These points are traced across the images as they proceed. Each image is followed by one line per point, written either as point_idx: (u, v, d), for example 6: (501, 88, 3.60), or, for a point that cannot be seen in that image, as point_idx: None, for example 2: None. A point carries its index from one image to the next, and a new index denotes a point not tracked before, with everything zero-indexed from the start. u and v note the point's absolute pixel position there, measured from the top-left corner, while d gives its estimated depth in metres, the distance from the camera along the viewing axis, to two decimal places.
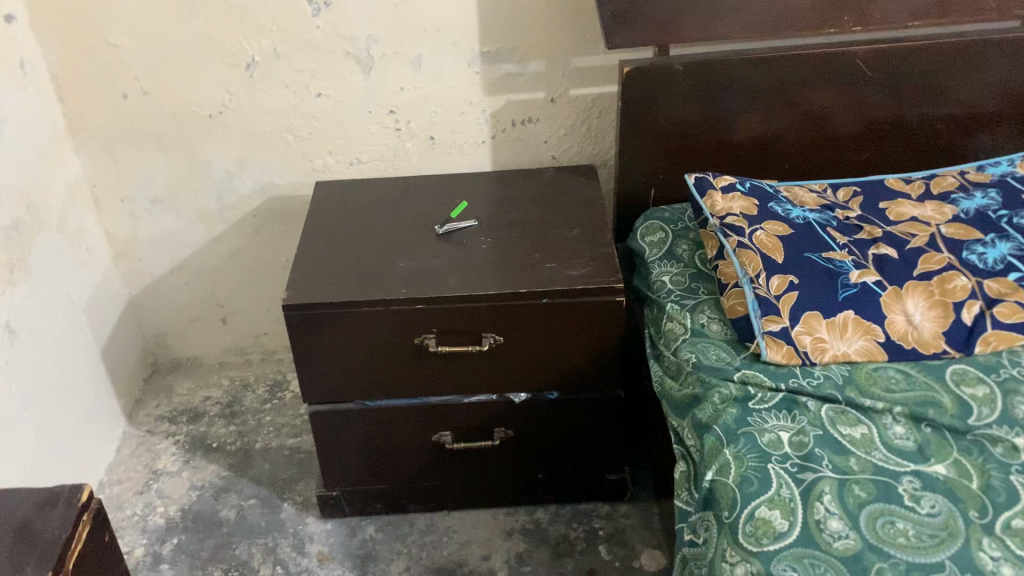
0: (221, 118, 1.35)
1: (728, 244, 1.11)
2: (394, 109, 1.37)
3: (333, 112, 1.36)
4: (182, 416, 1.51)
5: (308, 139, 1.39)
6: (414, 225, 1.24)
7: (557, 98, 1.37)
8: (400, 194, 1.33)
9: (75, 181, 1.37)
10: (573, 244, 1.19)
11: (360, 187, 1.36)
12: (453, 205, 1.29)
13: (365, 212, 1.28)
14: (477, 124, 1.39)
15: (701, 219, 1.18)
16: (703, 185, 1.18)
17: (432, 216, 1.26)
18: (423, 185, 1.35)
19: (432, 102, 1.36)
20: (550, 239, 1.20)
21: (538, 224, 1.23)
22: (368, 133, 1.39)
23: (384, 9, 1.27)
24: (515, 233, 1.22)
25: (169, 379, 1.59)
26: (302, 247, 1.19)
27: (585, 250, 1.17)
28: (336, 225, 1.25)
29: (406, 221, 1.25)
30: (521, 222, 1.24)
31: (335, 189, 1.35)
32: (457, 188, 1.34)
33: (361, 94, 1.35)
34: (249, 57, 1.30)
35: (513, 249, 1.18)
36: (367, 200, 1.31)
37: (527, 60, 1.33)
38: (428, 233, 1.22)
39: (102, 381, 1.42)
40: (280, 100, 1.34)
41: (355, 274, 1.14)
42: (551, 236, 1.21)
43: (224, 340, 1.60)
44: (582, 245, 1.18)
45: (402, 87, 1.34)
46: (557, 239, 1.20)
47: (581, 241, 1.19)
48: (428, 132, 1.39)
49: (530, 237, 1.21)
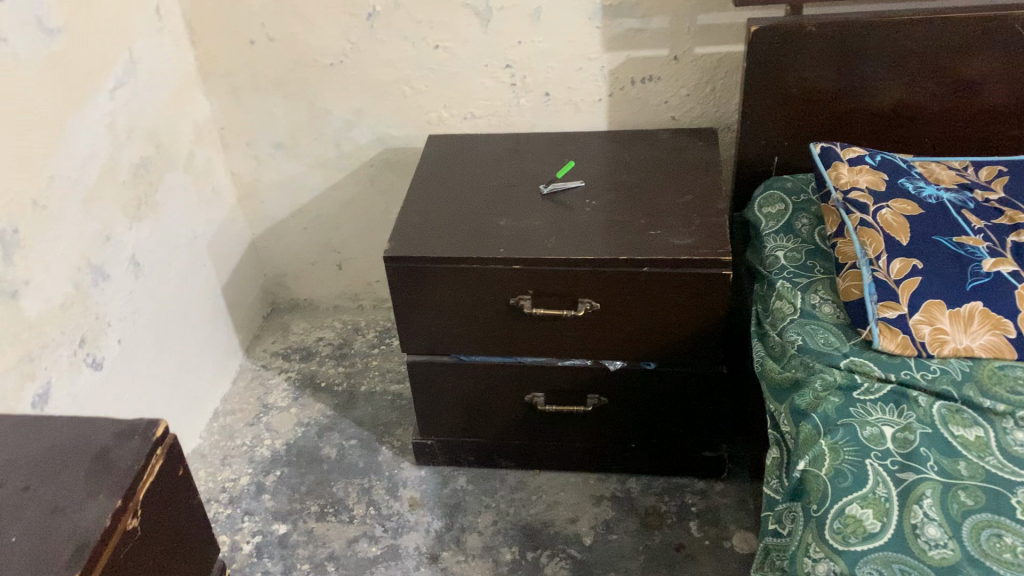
0: (341, 67, 1.38)
1: (849, 222, 1.04)
2: (510, 63, 1.35)
3: (449, 64, 1.36)
4: (294, 354, 1.57)
5: (424, 91, 1.39)
6: (521, 183, 1.23)
7: (680, 56, 1.31)
8: (511, 150, 1.32)
9: (205, 123, 1.43)
10: (681, 210, 1.14)
11: (473, 142, 1.35)
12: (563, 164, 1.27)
13: (474, 169, 1.27)
14: (595, 81, 1.35)
15: (823, 194, 1.11)
16: (828, 157, 1.11)
17: (540, 174, 1.24)
18: (535, 142, 1.33)
19: (550, 56, 1.33)
20: (658, 203, 1.16)
21: (648, 187, 1.19)
22: (483, 87, 1.38)
23: None
24: (623, 196, 1.18)
25: (285, 318, 1.65)
26: (409, 199, 1.20)
27: (694, 218, 1.12)
28: (444, 180, 1.25)
29: (514, 179, 1.24)
30: (630, 185, 1.20)
31: (448, 143, 1.35)
32: (569, 147, 1.31)
33: (478, 47, 1.34)
34: (370, 6, 1.31)
35: (619, 213, 1.15)
36: (478, 156, 1.31)
37: (650, 16, 1.28)
38: (534, 193, 1.20)
39: (220, 315, 1.49)
40: (398, 51, 1.35)
41: (457, 229, 1.14)
42: (660, 201, 1.17)
43: (339, 284, 1.64)
44: (691, 212, 1.14)
45: (519, 40, 1.32)
46: (666, 204, 1.16)
47: (691, 206, 1.15)
48: (544, 89, 1.37)
49: (638, 201, 1.17)
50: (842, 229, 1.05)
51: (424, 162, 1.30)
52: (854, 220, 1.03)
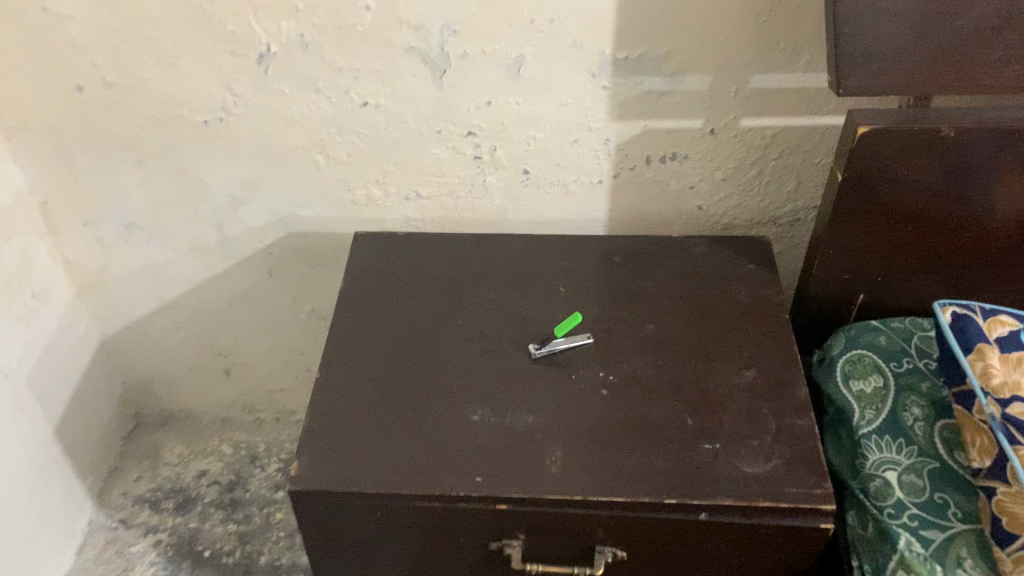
0: (221, 127, 0.93)
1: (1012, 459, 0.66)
2: (474, 129, 0.92)
3: (384, 129, 0.93)
4: (168, 502, 1.16)
5: (346, 163, 0.96)
6: (495, 335, 0.83)
7: (719, 129, 0.92)
8: (475, 266, 0.90)
9: (16, 201, 0.97)
10: (741, 398, 0.76)
11: (418, 249, 0.93)
12: (554, 297, 0.86)
13: (423, 305, 0.86)
14: (594, 158, 0.95)
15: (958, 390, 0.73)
16: (969, 333, 0.74)
17: (524, 318, 0.84)
18: (508, 250, 0.93)
19: (532, 124, 0.92)
20: (704, 380, 0.77)
21: (684, 347, 0.81)
22: (434, 160, 0.96)
23: None
24: (648, 364, 0.79)
25: (156, 438, 1.23)
26: (327, 368, 0.79)
27: (759, 416, 0.75)
28: (380, 327, 0.83)
29: (483, 328, 0.83)
30: (658, 343, 0.81)
31: (382, 249, 0.93)
32: (557, 262, 0.91)
33: (426, 107, 0.91)
34: (261, 45, 0.86)
35: (648, 402, 0.76)
36: (427, 277, 0.89)
37: (682, 74, 0.88)
38: (519, 357, 0.80)
39: (55, 465, 1.06)
40: (307, 109, 0.91)
41: (403, 433, 0.74)
42: (706, 375, 0.78)
43: (229, 394, 1.22)
44: (756, 403, 0.75)
45: (488, 101, 0.90)
46: (716, 381, 0.77)
47: (753, 391, 0.76)
48: (520, 164, 0.96)
49: (672, 374, 0.78)
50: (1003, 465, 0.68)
51: (347, 290, 0.88)
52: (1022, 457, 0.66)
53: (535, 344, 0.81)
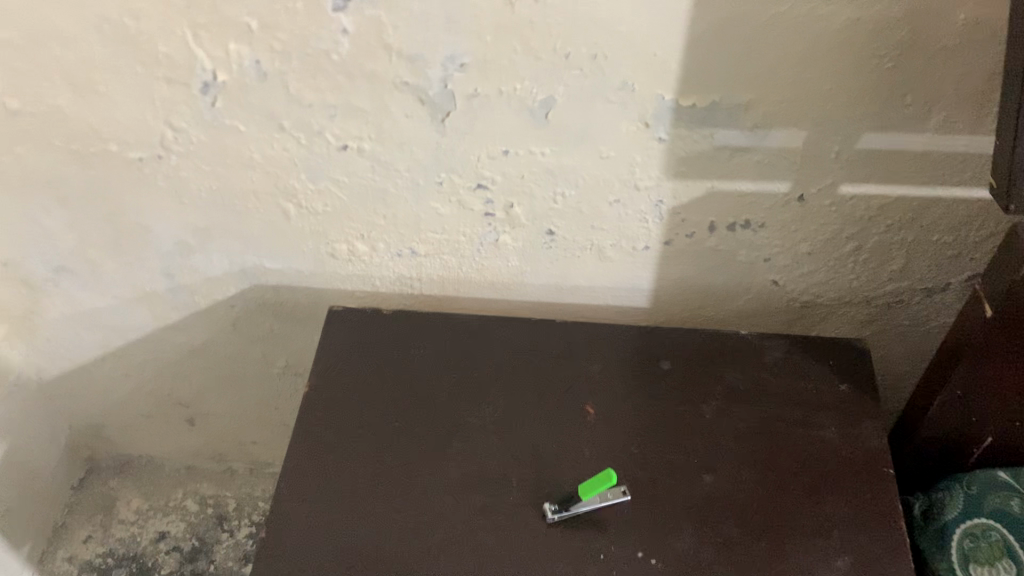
0: (161, 166, 0.72)
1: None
2: (485, 181, 0.71)
3: (369, 177, 0.71)
4: (121, 571, 1.00)
5: (321, 213, 0.75)
6: (500, 480, 0.63)
7: (811, 195, 0.69)
8: (479, 367, 0.70)
9: None
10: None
11: (407, 338, 0.72)
12: (579, 425, 0.66)
13: (409, 429, 0.66)
14: (641, 222, 0.72)
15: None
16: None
17: (539, 456, 0.64)
18: (523, 343, 0.72)
19: (561, 179, 0.70)
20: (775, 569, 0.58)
21: (750, 513, 0.61)
22: (433, 215, 0.74)
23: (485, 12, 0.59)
24: (702, 540, 0.59)
25: (111, 488, 1.06)
26: (277, 522, 0.61)
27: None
28: (352, 463, 0.64)
29: (484, 468, 0.63)
30: (717, 509, 0.61)
31: (362, 335, 0.72)
32: (586, 366, 0.70)
33: (423, 154, 0.69)
34: (205, 72, 0.65)
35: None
36: (416, 384, 0.69)
37: (767, 128, 0.65)
38: (529, 518, 0.61)
39: None
40: (268, 149, 0.70)
41: None
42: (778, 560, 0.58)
43: (194, 443, 1.04)
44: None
45: (505, 149, 0.68)
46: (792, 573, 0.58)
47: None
48: (544, 224, 0.74)
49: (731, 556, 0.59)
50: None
51: (311, 404, 0.68)
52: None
53: (554, 504, 0.61)
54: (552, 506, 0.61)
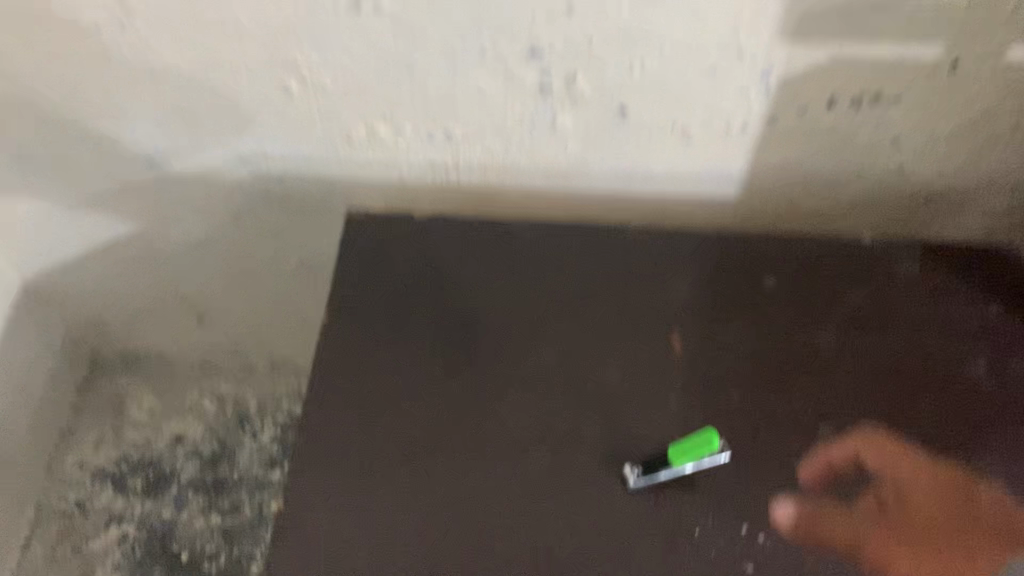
0: (126, 34, 0.56)
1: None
2: (542, 48, 0.55)
3: (390, 45, 0.55)
4: (137, 478, 0.92)
5: (333, 91, 0.59)
6: (565, 433, 0.52)
7: (968, 61, 0.53)
8: (540, 291, 0.58)
9: None
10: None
11: (450, 254, 0.60)
12: (662, 365, 0.54)
13: (460, 370, 0.55)
14: (740, 97, 0.57)
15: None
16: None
17: (615, 406, 0.53)
18: (592, 259, 0.59)
19: (640, 44, 0.54)
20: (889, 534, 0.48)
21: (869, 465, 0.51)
22: (473, 91, 0.58)
23: None
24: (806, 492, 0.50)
25: (120, 387, 0.96)
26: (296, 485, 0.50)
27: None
28: (390, 410, 0.53)
29: (546, 419, 0.52)
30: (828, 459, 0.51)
31: (392, 250, 0.60)
32: (671, 289, 0.57)
33: (459, 13, 0.53)
34: None
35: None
36: (466, 312, 0.57)
37: None
38: (603, 482, 0.50)
39: None
40: (260, 10, 0.54)
41: None
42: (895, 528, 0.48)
43: (206, 339, 0.93)
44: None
45: (569, 6, 0.52)
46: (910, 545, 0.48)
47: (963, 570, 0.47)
48: (614, 100, 0.58)
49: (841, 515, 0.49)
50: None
51: (337, 335, 0.56)
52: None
53: (638, 468, 0.50)
54: (635, 467, 0.50)
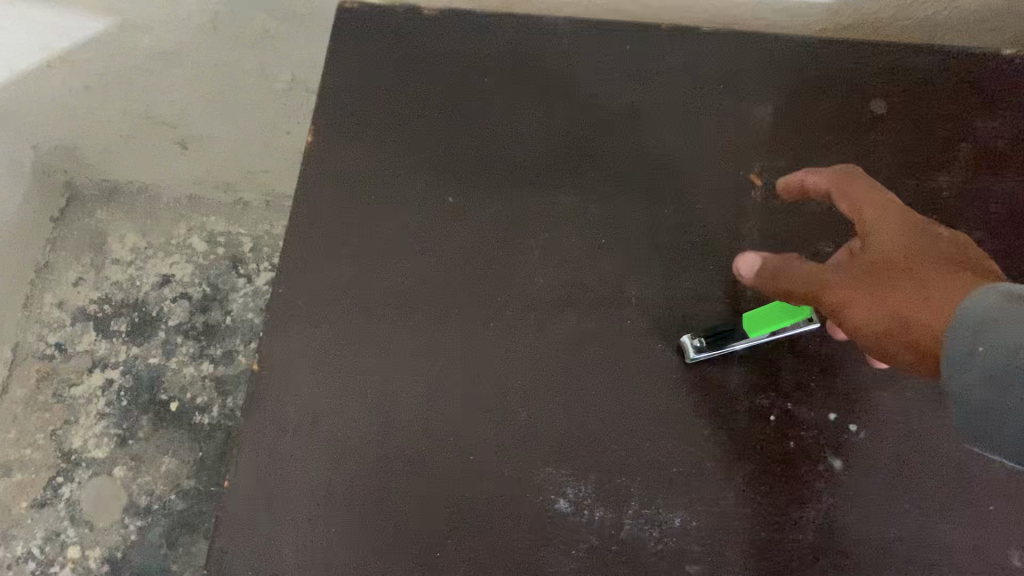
0: None
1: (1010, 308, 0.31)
2: None
3: None
4: (122, 320, 0.84)
5: None
6: (604, 297, 0.44)
7: None
8: (586, 115, 0.47)
9: None
10: (900, 309, 0.36)
11: (469, 62, 0.48)
12: (734, 208, 0.45)
13: (484, 209, 0.45)
14: None
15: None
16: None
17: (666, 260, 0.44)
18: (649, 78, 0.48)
19: None
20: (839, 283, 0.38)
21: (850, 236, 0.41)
22: None
23: None
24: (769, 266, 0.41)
25: (100, 221, 0.86)
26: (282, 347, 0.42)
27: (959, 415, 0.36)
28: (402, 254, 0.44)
29: (581, 281, 0.44)
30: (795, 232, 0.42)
31: (396, 55, 0.48)
32: (748, 117, 0.47)
33: None
34: None
35: (905, 519, 0.41)
36: (492, 137, 0.47)
37: None
38: (645, 354, 0.43)
39: None
40: None
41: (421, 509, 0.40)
42: (850, 275, 0.38)
43: (192, 169, 0.82)
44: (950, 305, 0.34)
45: None
46: (865, 289, 0.37)
47: (935, 289, 0.35)
48: None
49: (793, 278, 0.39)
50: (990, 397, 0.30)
51: (329, 159, 0.46)
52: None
53: (699, 341, 0.42)
54: (697, 340, 0.42)
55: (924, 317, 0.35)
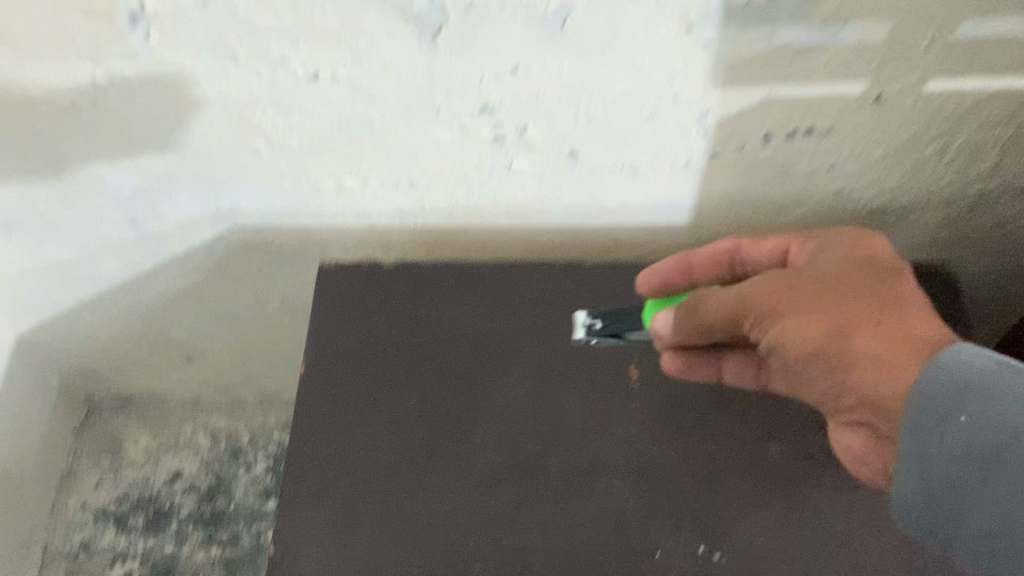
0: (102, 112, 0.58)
1: (986, 374, 0.44)
2: (491, 103, 0.58)
3: (351, 107, 0.58)
4: (138, 517, 0.95)
5: (299, 150, 0.62)
6: (525, 469, 0.58)
7: (890, 101, 0.58)
8: (502, 339, 0.64)
9: None
10: (842, 329, 0.49)
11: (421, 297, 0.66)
12: (615, 398, 0.62)
13: (429, 411, 0.61)
14: (682, 139, 0.61)
15: (962, 528, 0.44)
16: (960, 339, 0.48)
17: (567, 438, 0.60)
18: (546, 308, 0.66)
19: (587, 98, 0.58)
20: (782, 304, 0.51)
21: (732, 262, 0.60)
22: (433, 144, 0.62)
23: None
24: (672, 325, 0.57)
25: (116, 428, 0.99)
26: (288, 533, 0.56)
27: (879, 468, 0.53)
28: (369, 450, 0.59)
29: (505, 460, 0.59)
30: (685, 263, 0.60)
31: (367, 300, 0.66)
32: None
33: (413, 77, 0.56)
34: (129, 2, 0.50)
35: None
36: (441, 354, 0.63)
37: (841, 23, 0.51)
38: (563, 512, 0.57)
39: None
40: (224, 86, 0.56)
41: None
42: (789, 296, 0.51)
43: (197, 377, 0.97)
44: (877, 331, 0.48)
45: (515, 66, 0.55)
46: (809, 308, 0.50)
47: (873, 320, 0.49)
48: (566, 144, 0.62)
49: (739, 301, 0.52)
50: (915, 423, 0.45)
51: (316, 387, 0.62)
52: (1003, 399, 0.43)
53: (598, 324, 0.64)
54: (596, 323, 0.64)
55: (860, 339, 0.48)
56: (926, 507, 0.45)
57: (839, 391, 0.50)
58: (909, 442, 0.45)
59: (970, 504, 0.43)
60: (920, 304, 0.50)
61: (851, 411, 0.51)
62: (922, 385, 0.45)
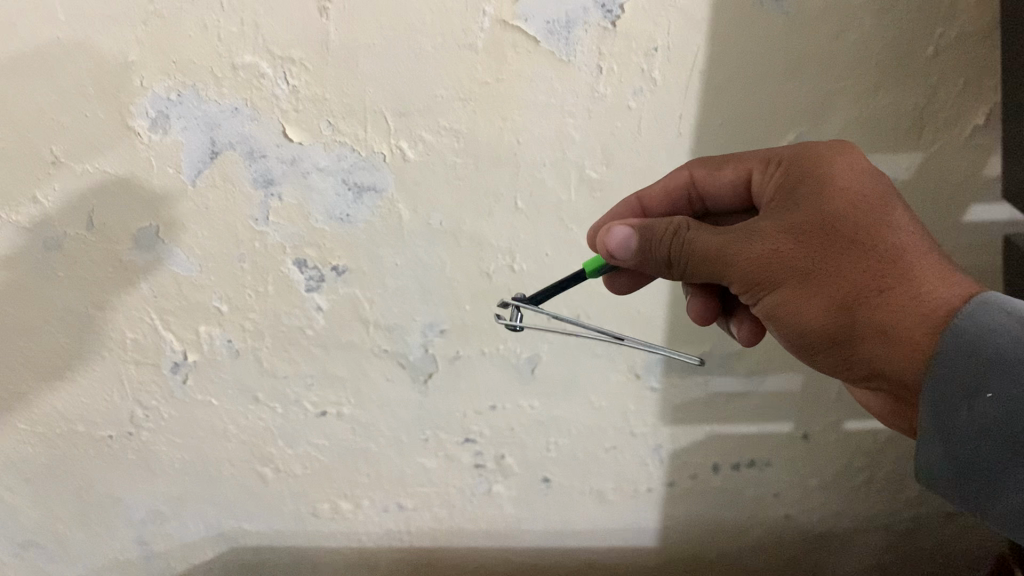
0: (130, 442, 0.66)
1: (1010, 333, 0.38)
2: (473, 434, 0.67)
3: (352, 439, 0.67)
4: None
5: (302, 475, 0.70)
6: None
7: (815, 433, 0.68)
8: None
9: None
10: (849, 302, 0.42)
11: None
12: None
13: None
14: (641, 465, 0.70)
15: (988, 505, 0.41)
16: (975, 291, 0.41)
17: None
18: None
19: (556, 431, 0.67)
20: (773, 275, 0.43)
21: (692, 196, 0.50)
22: (421, 471, 0.70)
23: (483, 291, 0.59)
24: (635, 247, 0.45)
25: None
26: None
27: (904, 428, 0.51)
28: None
29: None
30: (638, 210, 0.52)
31: None
32: None
33: (406, 414, 0.66)
34: (175, 353, 0.61)
35: None
36: None
37: (763, 372, 0.64)
38: None
39: None
40: (243, 420, 0.65)
41: None
42: (780, 264, 0.43)
43: None
44: (886, 304, 0.41)
45: (493, 404, 0.65)
46: (805, 280, 0.43)
47: (884, 283, 0.41)
48: (540, 470, 0.70)
49: (724, 265, 0.44)
50: (937, 404, 0.41)
51: None
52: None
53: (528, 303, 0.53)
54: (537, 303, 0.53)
55: (874, 323, 0.42)
56: (955, 479, 0.42)
57: (848, 365, 0.45)
58: (932, 418, 0.42)
59: (997, 485, 0.40)
60: (925, 246, 0.42)
61: (865, 377, 0.45)
62: (942, 368, 0.40)
